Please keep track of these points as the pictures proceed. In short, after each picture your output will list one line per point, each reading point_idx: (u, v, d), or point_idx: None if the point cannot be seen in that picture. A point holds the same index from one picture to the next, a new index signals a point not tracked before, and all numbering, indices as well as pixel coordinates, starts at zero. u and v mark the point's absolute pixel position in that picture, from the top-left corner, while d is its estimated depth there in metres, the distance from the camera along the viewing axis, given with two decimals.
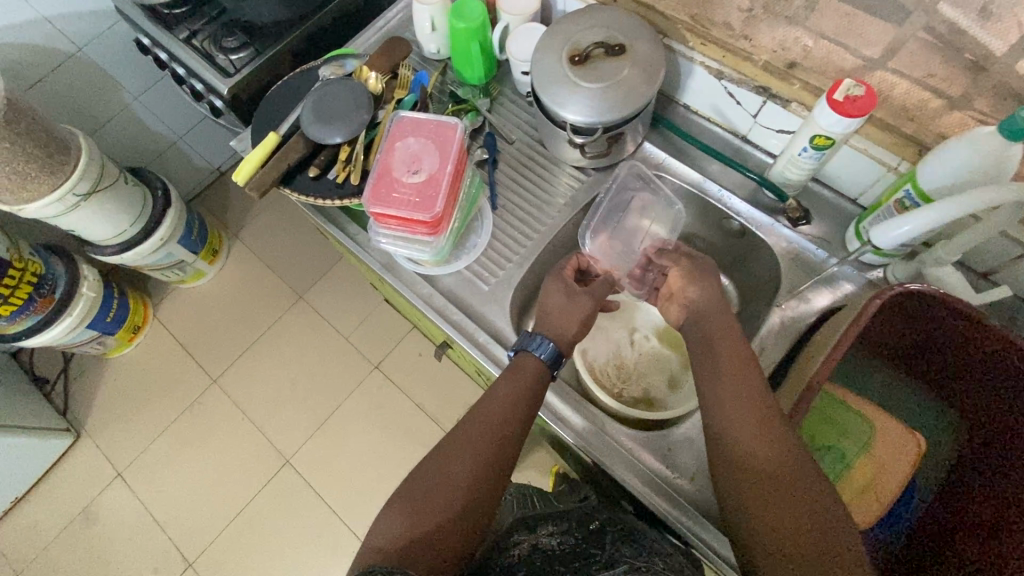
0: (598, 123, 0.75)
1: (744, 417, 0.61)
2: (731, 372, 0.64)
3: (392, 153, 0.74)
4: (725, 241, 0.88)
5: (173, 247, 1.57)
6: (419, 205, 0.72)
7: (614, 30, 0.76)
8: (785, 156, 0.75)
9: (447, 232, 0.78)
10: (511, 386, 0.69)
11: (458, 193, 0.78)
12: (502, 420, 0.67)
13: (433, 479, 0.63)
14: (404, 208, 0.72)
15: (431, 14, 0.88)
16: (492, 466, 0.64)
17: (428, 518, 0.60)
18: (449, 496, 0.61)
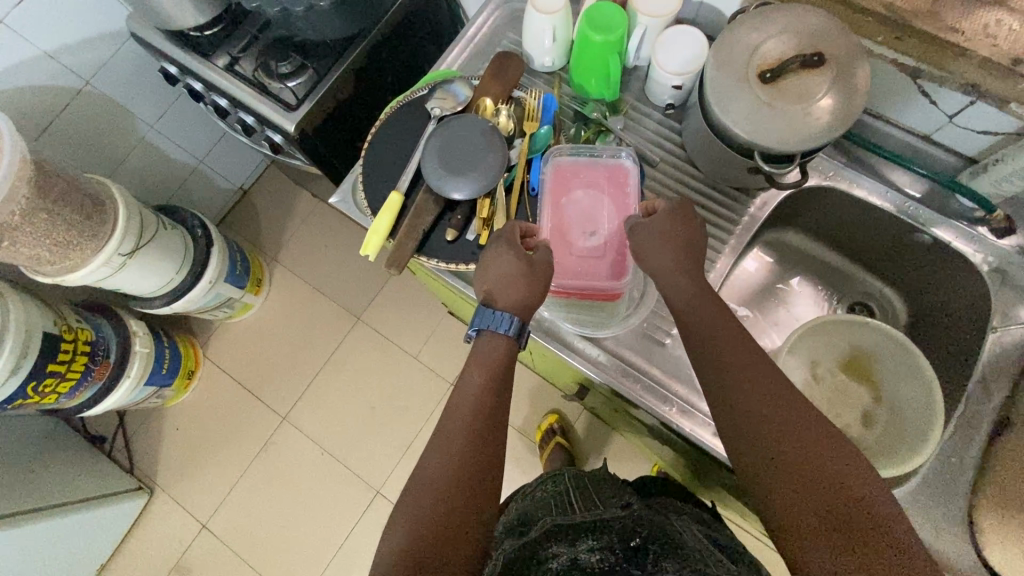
0: (796, 149, 0.64)
1: (751, 404, 0.55)
2: (722, 354, 0.58)
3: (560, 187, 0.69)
4: (907, 252, 0.79)
5: (221, 286, 1.44)
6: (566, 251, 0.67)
7: (806, 36, 0.64)
8: (1008, 168, 0.66)
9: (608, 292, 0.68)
10: (484, 370, 0.62)
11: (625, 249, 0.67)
12: (475, 405, 0.60)
13: (417, 489, 0.55)
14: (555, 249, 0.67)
15: (553, 24, 0.74)
16: (478, 455, 0.57)
17: (420, 533, 0.51)
18: (439, 503, 0.54)
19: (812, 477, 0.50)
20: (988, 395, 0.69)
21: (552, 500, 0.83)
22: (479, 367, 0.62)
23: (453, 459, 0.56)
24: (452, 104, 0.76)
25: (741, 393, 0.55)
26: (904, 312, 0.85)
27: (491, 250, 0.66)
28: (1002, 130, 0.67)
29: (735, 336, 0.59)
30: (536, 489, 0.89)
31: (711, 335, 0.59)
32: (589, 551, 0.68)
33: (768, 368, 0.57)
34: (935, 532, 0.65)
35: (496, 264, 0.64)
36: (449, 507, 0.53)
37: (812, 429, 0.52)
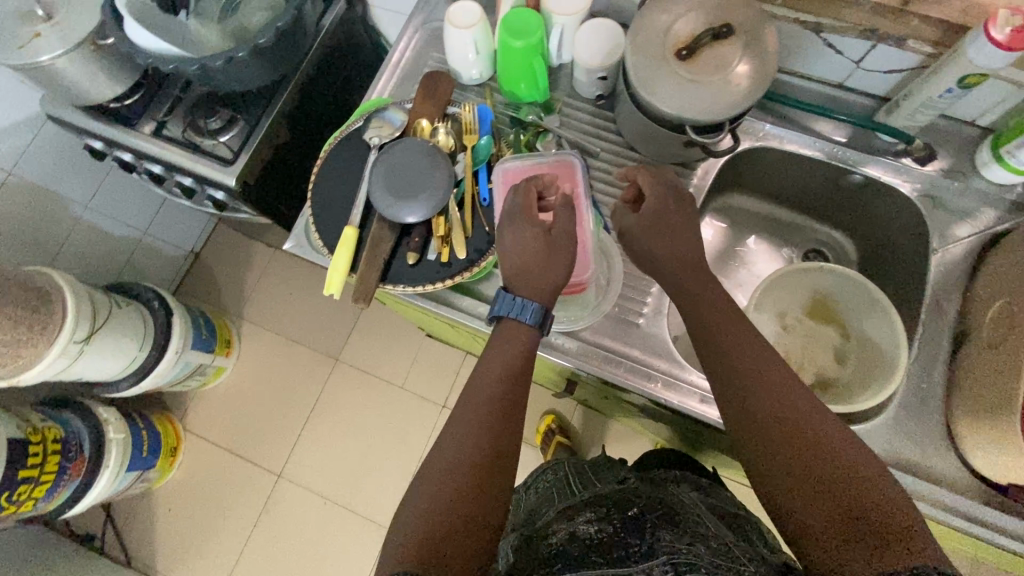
0: (724, 118, 0.67)
1: (760, 406, 0.54)
2: (728, 351, 0.58)
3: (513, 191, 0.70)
4: (844, 194, 0.84)
5: (189, 355, 1.40)
6: None
7: (711, 11, 0.67)
8: (917, 100, 0.70)
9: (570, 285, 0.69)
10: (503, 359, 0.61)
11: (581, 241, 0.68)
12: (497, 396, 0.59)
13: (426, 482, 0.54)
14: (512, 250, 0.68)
15: (473, 37, 0.76)
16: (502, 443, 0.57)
17: (432, 521, 0.50)
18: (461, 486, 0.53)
19: (826, 476, 0.48)
20: (941, 312, 0.73)
21: (555, 494, 0.85)
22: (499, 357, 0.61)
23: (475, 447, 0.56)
24: (390, 131, 0.77)
25: (749, 392, 0.55)
26: (853, 250, 0.90)
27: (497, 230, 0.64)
28: (905, 68, 0.72)
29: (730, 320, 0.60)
30: (542, 485, 0.91)
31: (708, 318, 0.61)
32: (588, 521, 0.69)
33: (780, 373, 0.56)
34: (924, 450, 0.69)
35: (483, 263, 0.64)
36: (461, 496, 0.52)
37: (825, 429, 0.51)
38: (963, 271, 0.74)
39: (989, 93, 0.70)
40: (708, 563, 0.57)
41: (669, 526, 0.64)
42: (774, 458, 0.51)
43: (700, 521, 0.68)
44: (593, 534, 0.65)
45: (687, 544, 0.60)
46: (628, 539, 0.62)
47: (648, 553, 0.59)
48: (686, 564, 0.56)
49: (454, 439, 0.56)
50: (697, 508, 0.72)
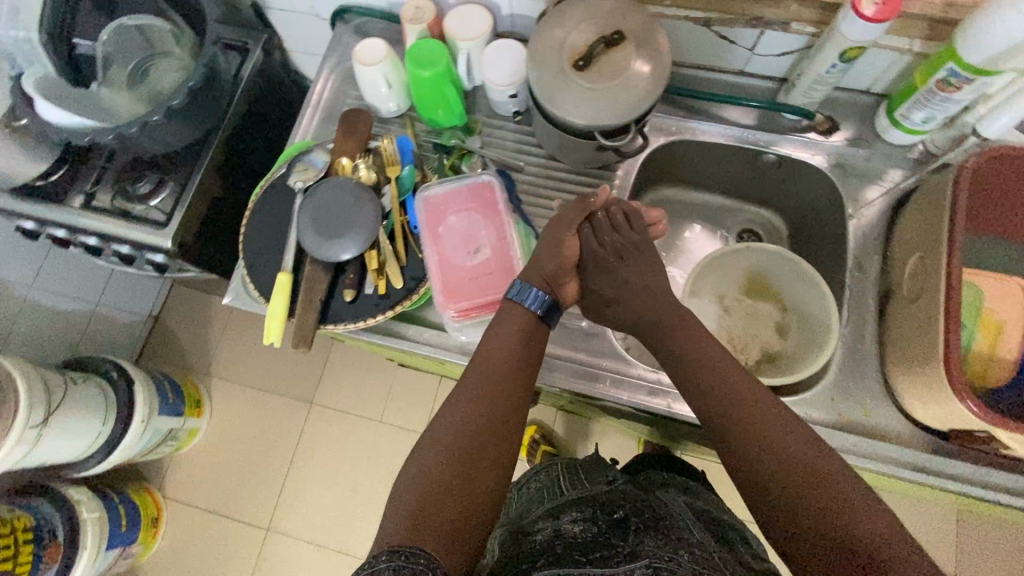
0: (628, 120, 0.70)
1: (782, 446, 0.53)
2: (715, 390, 0.59)
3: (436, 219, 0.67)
4: (762, 174, 0.87)
5: (157, 421, 1.37)
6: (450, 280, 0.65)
7: (602, 21, 0.70)
8: (809, 79, 0.74)
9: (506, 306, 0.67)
10: (513, 334, 0.62)
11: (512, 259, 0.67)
12: (506, 368, 0.60)
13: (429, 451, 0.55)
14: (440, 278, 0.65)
15: (382, 72, 0.78)
16: (505, 413, 0.58)
17: (431, 491, 0.51)
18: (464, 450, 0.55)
19: (830, 514, 0.49)
20: (865, 273, 0.77)
21: (542, 493, 0.86)
22: (512, 341, 0.62)
23: (479, 419, 0.57)
24: (313, 174, 0.78)
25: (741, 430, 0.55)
26: (782, 225, 0.93)
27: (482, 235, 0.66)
28: (794, 49, 0.76)
29: (711, 359, 0.61)
30: (531, 483, 0.92)
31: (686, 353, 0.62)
32: (574, 521, 0.69)
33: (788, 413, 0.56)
34: (866, 408, 0.71)
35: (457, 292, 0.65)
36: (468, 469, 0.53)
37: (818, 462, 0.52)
38: (879, 232, 0.77)
39: (875, 62, 0.74)
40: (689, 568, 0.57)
41: (654, 533, 0.64)
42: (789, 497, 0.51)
43: (685, 528, 0.68)
44: (576, 534, 0.66)
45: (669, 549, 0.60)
46: (611, 543, 0.63)
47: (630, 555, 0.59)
48: (668, 568, 0.56)
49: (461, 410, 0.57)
50: (682, 515, 0.73)
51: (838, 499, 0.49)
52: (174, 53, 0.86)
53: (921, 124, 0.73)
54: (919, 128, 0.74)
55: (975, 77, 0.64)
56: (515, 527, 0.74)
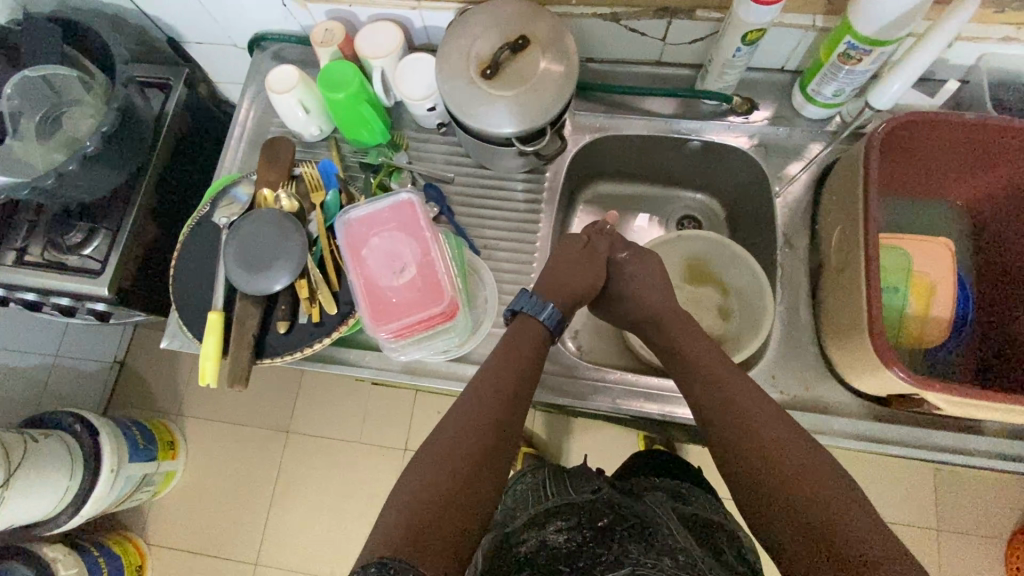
0: (542, 123, 0.70)
1: (763, 435, 0.59)
2: (716, 401, 0.64)
3: (359, 244, 0.66)
4: (691, 161, 0.88)
5: (128, 469, 1.35)
6: (377, 303, 0.64)
7: (506, 26, 0.70)
8: (719, 64, 0.74)
9: (443, 321, 0.65)
10: (514, 354, 0.68)
11: (439, 273, 0.65)
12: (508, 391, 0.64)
13: (426, 460, 0.57)
14: (368, 303, 0.64)
15: (298, 98, 0.77)
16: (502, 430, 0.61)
17: (432, 502, 0.53)
18: (466, 462, 0.57)
19: (807, 492, 0.53)
20: (796, 248, 0.77)
21: (525, 493, 0.86)
22: (512, 366, 0.66)
23: (482, 435, 0.60)
24: (238, 209, 0.77)
25: (737, 435, 0.60)
26: (720, 208, 0.93)
27: (408, 251, 0.65)
28: (703, 35, 0.76)
29: (711, 371, 0.67)
30: (514, 483, 0.92)
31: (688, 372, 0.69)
32: (559, 531, 0.70)
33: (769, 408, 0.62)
34: (806, 383, 0.72)
35: (391, 312, 0.64)
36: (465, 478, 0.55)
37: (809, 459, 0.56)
38: (806, 206, 0.78)
39: (783, 40, 0.75)
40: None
41: (639, 541, 0.66)
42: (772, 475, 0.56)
43: (669, 534, 0.70)
44: (562, 544, 0.67)
45: (653, 559, 0.61)
46: (600, 553, 0.64)
47: (616, 567, 0.60)
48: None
49: (467, 424, 0.60)
50: (667, 520, 0.74)
51: (820, 486, 0.53)
52: (84, 99, 0.82)
53: (833, 97, 0.74)
54: (833, 100, 0.75)
55: (873, 48, 0.64)
56: (499, 532, 0.75)
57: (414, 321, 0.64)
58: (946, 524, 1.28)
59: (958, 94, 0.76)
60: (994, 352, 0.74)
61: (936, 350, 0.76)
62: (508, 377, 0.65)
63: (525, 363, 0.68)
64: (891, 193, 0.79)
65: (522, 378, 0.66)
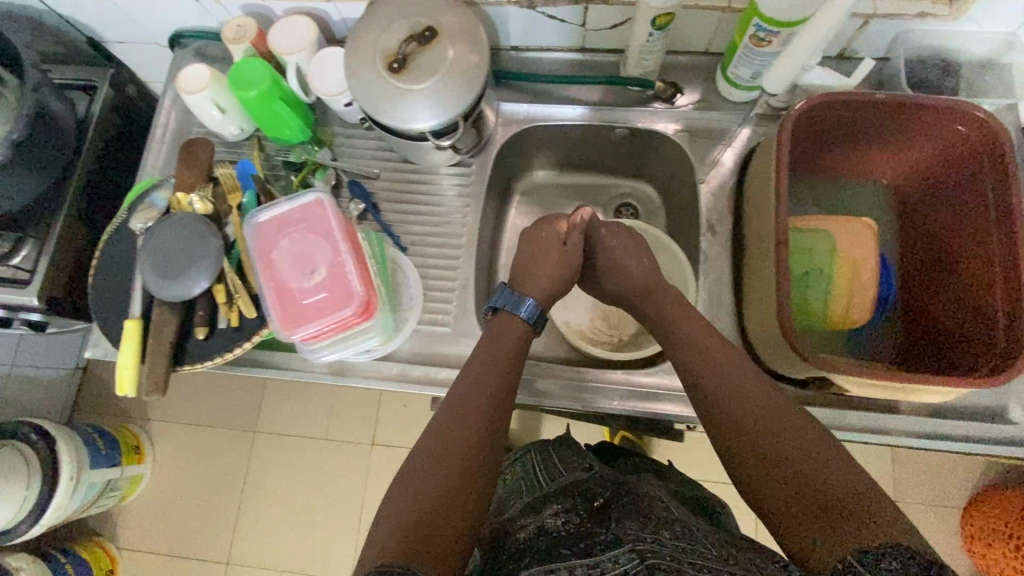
0: (456, 116, 0.69)
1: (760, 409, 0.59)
2: (711, 381, 0.63)
3: (269, 247, 0.65)
4: (622, 148, 0.87)
5: (90, 476, 1.34)
6: (287, 307, 0.63)
7: (413, 17, 0.68)
8: (636, 50, 0.73)
9: (358, 323, 0.65)
10: (507, 343, 0.68)
11: (351, 272, 0.64)
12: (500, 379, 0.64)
13: (418, 467, 0.56)
14: (278, 307, 0.63)
15: (211, 98, 0.76)
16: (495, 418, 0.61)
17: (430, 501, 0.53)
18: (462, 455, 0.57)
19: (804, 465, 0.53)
20: (721, 233, 0.77)
21: (522, 489, 0.79)
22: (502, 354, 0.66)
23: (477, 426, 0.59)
24: (155, 214, 0.75)
25: (732, 422, 0.59)
26: (656, 195, 0.92)
27: (318, 252, 0.64)
28: (621, 20, 0.75)
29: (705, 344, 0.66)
30: (509, 476, 0.85)
31: (681, 355, 0.67)
32: (555, 514, 0.62)
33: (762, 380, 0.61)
34: None
35: (303, 314, 0.63)
36: (459, 481, 0.55)
37: (808, 447, 0.54)
38: (731, 191, 0.78)
39: (701, 23, 0.74)
40: (672, 551, 0.51)
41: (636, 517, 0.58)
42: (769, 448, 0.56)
43: (668, 507, 0.63)
44: (558, 528, 0.59)
45: (651, 531, 0.54)
46: (595, 532, 0.56)
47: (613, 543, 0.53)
48: (656, 554, 0.50)
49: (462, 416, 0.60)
50: (667, 497, 0.68)
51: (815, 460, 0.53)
52: None
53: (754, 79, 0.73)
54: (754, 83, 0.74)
55: (780, 30, 0.63)
56: (494, 527, 0.67)
57: (324, 324, 0.63)
58: (904, 496, 1.30)
59: (879, 72, 0.75)
60: (915, 329, 0.74)
61: (861, 330, 0.76)
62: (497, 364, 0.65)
63: (510, 361, 0.66)
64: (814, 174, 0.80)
65: (505, 377, 0.65)
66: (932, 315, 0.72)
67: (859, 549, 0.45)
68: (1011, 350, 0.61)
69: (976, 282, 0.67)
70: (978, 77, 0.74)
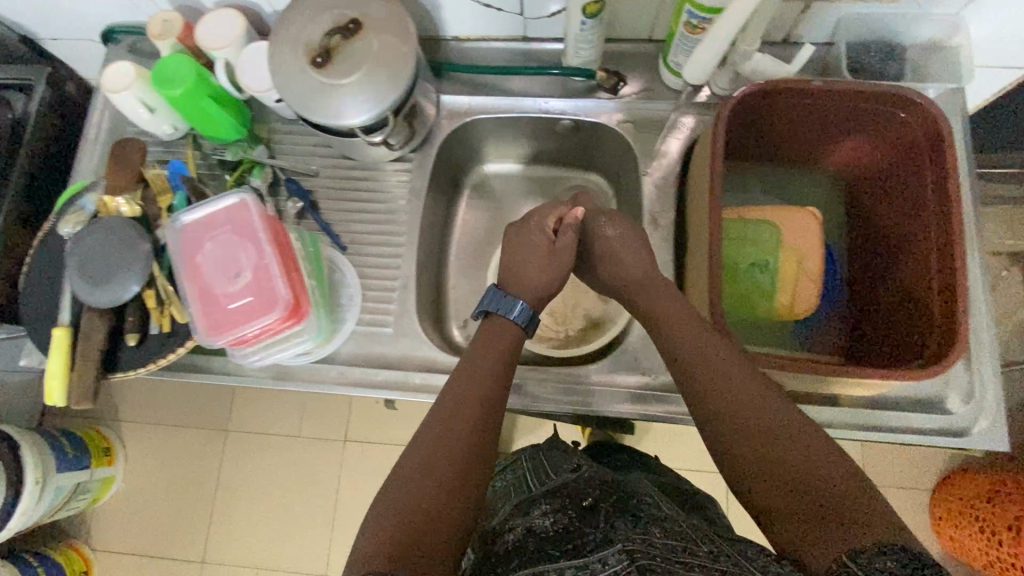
0: (385, 110, 0.66)
1: (755, 401, 0.55)
2: (708, 367, 0.58)
3: (194, 252, 0.63)
4: (569, 140, 0.85)
5: (57, 479, 1.33)
6: (212, 314, 0.62)
7: (337, 8, 0.66)
8: (572, 39, 0.71)
9: (288, 327, 0.64)
10: (498, 341, 0.64)
11: (277, 275, 0.62)
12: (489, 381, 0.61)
13: (408, 474, 0.54)
14: (203, 314, 0.62)
15: (136, 96, 0.73)
16: (482, 420, 0.58)
17: (416, 508, 0.51)
18: (449, 460, 0.55)
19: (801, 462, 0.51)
20: (664, 226, 0.76)
21: (511, 497, 0.77)
22: (492, 354, 0.62)
23: (465, 428, 0.57)
24: (84, 218, 0.73)
25: (725, 415, 0.56)
26: (608, 186, 0.90)
27: (245, 256, 0.63)
28: (558, 7, 0.72)
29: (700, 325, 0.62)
30: (500, 486, 0.84)
31: (670, 340, 0.62)
32: (544, 514, 0.61)
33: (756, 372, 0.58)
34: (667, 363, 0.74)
35: (229, 319, 0.62)
36: (451, 489, 0.53)
37: (808, 444, 0.52)
38: (675, 182, 0.77)
39: (639, 9, 0.72)
40: (665, 550, 0.49)
41: (627, 517, 0.57)
42: (765, 444, 0.53)
43: (658, 505, 0.62)
44: (547, 528, 0.58)
45: (642, 531, 0.52)
46: (585, 531, 0.56)
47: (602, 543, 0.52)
48: (646, 554, 0.48)
49: (448, 418, 0.57)
50: (656, 493, 0.67)
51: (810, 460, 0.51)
52: None
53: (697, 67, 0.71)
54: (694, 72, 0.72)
55: (711, 17, 0.62)
56: (486, 533, 0.65)
57: (247, 330, 0.62)
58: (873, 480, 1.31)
59: (823, 57, 0.73)
60: (863, 319, 0.73)
61: (807, 321, 0.75)
62: (484, 364, 0.61)
63: (501, 358, 0.63)
64: (761, 163, 0.78)
65: (493, 375, 0.61)
66: (882, 304, 0.71)
67: (851, 551, 0.45)
68: (943, 342, 0.61)
69: (916, 272, 0.66)
70: (926, 59, 0.72)
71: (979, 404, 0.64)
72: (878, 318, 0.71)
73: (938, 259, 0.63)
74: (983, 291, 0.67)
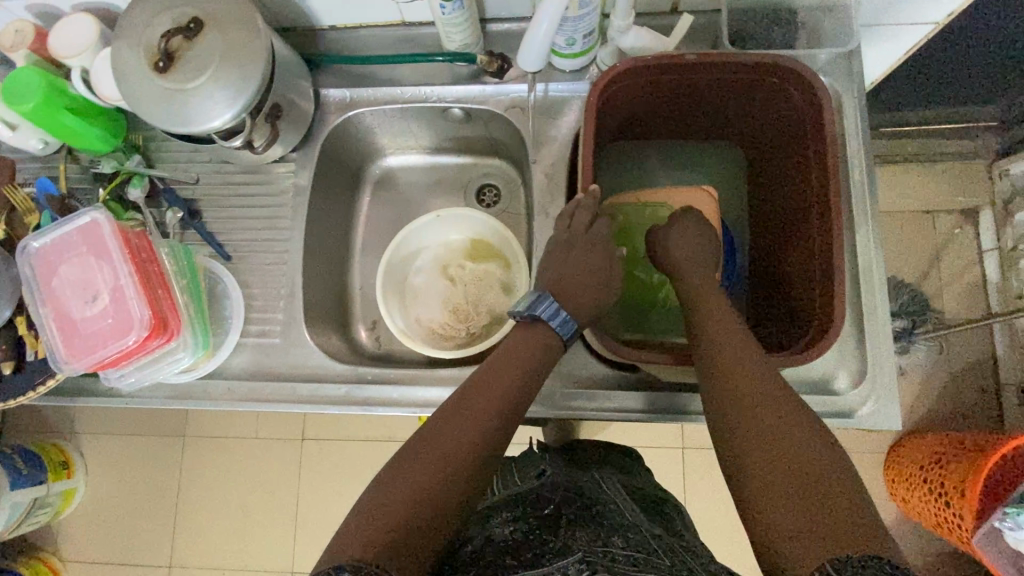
0: (241, 113, 0.63)
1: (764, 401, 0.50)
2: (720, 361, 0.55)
3: (54, 272, 0.61)
4: (464, 128, 0.82)
5: (11, 497, 1.34)
6: (68, 336, 0.60)
7: (178, 7, 0.62)
8: (439, 23, 0.67)
9: (154, 348, 0.62)
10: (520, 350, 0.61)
11: (132, 293, 0.60)
12: (502, 400, 0.56)
13: (388, 473, 0.50)
14: (60, 336, 0.60)
15: None
16: (486, 439, 0.53)
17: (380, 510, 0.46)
18: (434, 470, 0.49)
19: (806, 470, 0.44)
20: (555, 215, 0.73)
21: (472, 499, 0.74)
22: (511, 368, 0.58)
23: (466, 442, 0.52)
24: None
25: (735, 410, 0.51)
26: (514, 173, 0.87)
27: (100, 273, 0.61)
28: None
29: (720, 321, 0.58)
30: None
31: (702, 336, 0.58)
32: (504, 523, 0.59)
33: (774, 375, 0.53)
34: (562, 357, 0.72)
35: (87, 338, 0.60)
36: (430, 491, 0.48)
37: (817, 447, 0.46)
38: (566, 168, 0.73)
39: None
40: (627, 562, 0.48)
41: (588, 526, 0.55)
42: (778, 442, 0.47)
43: (620, 512, 0.60)
44: (506, 536, 0.56)
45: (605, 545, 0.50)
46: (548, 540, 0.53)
47: (564, 551, 0.50)
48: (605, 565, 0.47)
49: (453, 429, 0.53)
50: (619, 498, 0.65)
51: (811, 464, 0.45)
52: None
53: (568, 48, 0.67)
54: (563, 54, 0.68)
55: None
56: None
57: (98, 353, 0.59)
58: None
59: (709, 26, 0.69)
60: (766, 295, 0.71)
61: None
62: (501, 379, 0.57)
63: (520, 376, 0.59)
64: (663, 138, 0.76)
65: (506, 392, 0.57)
66: (782, 282, 0.68)
67: (836, 557, 0.39)
68: (822, 324, 0.59)
69: (806, 248, 0.64)
70: (818, 22, 0.67)
71: (870, 383, 0.62)
72: (778, 293, 0.69)
73: (823, 233, 0.60)
74: (877, 266, 0.64)
